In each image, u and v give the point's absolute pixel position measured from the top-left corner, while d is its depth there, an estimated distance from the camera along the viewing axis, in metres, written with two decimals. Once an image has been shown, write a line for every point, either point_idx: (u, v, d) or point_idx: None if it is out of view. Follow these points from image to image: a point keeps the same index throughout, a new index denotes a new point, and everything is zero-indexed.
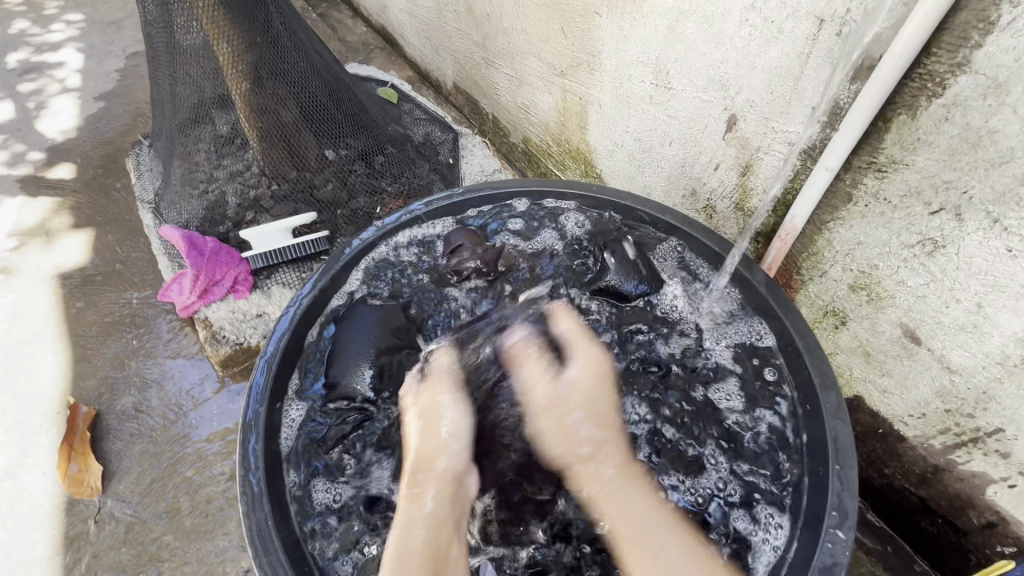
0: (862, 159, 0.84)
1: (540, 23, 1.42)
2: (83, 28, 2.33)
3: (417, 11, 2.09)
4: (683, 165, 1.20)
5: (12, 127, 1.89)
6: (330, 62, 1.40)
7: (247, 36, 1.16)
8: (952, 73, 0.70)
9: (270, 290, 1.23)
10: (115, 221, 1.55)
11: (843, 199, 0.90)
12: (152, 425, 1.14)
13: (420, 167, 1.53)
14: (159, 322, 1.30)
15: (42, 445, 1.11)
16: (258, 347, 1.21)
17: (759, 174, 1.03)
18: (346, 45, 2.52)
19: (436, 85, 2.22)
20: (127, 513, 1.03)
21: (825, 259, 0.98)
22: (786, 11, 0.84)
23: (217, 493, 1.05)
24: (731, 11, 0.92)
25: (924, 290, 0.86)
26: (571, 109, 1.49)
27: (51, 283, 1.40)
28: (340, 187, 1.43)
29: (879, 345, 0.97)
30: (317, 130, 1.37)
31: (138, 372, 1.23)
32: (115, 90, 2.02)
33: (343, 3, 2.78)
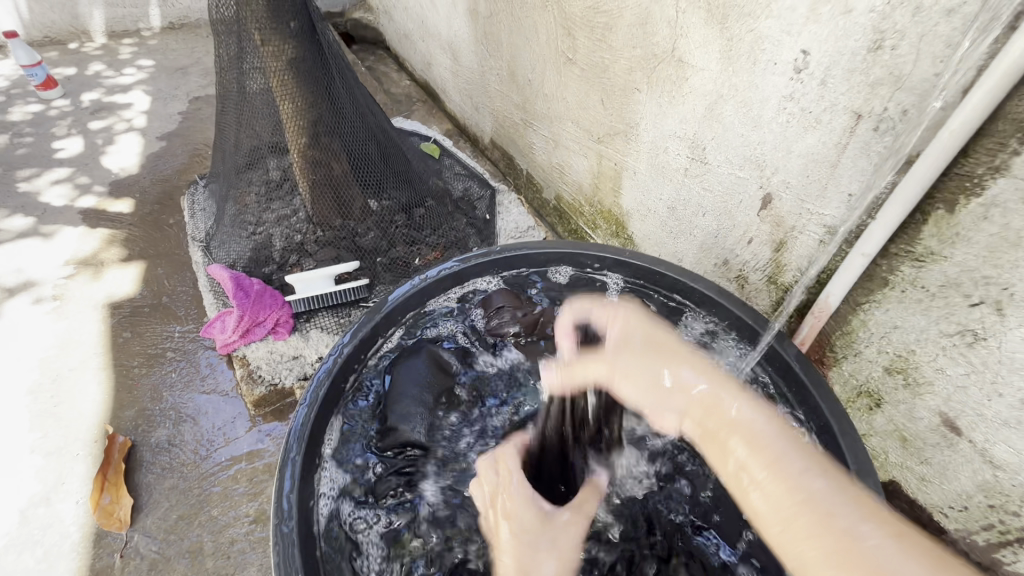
0: (899, 246, 0.86)
1: (580, 93, 1.50)
2: (152, 73, 2.53)
3: (461, 71, 2.22)
4: (717, 235, 1.23)
5: (80, 161, 2.03)
6: (382, 120, 1.49)
7: (310, 97, 1.26)
8: (991, 175, 0.72)
9: (308, 333, 1.27)
10: (165, 255, 1.63)
11: (880, 283, 0.91)
12: (183, 460, 1.16)
13: (457, 221, 1.59)
14: (199, 356, 1.35)
15: (77, 473, 1.14)
16: (292, 388, 1.24)
17: (793, 251, 1.05)
18: (390, 97, 2.67)
19: (473, 138, 2.33)
20: (152, 550, 1.03)
21: (861, 339, 0.98)
22: (824, 104, 0.88)
23: (241, 535, 1.05)
24: (770, 99, 0.97)
25: (964, 380, 0.85)
26: (605, 173, 1.54)
27: (101, 311, 1.47)
28: (381, 236, 1.49)
29: (917, 432, 0.95)
30: (364, 183, 1.45)
31: (174, 405, 1.26)
32: (176, 131, 2.17)
33: (390, 58, 2.97)
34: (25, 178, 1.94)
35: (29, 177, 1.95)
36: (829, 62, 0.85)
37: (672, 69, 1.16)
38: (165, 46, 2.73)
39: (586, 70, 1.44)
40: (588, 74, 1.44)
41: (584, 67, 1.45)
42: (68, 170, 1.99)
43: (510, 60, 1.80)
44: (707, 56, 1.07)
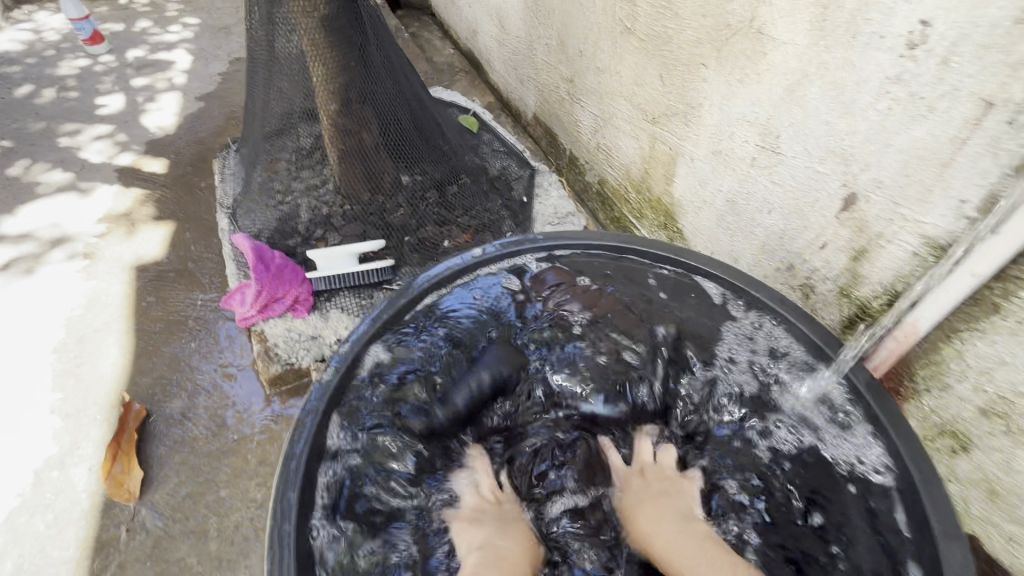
0: (1020, 269, 0.71)
1: (636, 67, 1.36)
2: (196, 32, 2.50)
3: (508, 40, 2.08)
4: (783, 236, 1.08)
5: (121, 118, 2.02)
6: (418, 89, 1.40)
7: (341, 58, 1.16)
8: None
9: (328, 313, 1.21)
10: (193, 219, 1.60)
11: (989, 309, 0.76)
12: (194, 435, 1.13)
13: (492, 201, 1.48)
14: (219, 327, 1.32)
15: (92, 439, 1.12)
16: (308, 369, 1.19)
17: (876, 263, 0.90)
18: (432, 66, 2.56)
19: (515, 113, 2.20)
20: (158, 526, 1.00)
21: (951, 371, 0.84)
22: (943, 88, 0.72)
23: (246, 520, 1.01)
24: (869, 81, 0.82)
25: None
26: (657, 158, 1.40)
27: (127, 273, 1.45)
28: (411, 213, 1.40)
29: (1013, 484, 0.81)
30: (395, 155, 1.36)
31: (191, 376, 1.23)
32: (214, 92, 2.13)
33: (435, 24, 2.84)
34: (68, 133, 1.95)
35: (71, 132, 1.95)
36: (958, 35, 0.69)
37: (749, 42, 1.01)
38: (209, 4, 2.69)
39: (645, 41, 1.29)
40: (647, 45, 1.29)
41: (643, 37, 1.30)
42: (107, 127, 1.98)
43: (561, 28, 1.66)
44: (794, 27, 0.91)
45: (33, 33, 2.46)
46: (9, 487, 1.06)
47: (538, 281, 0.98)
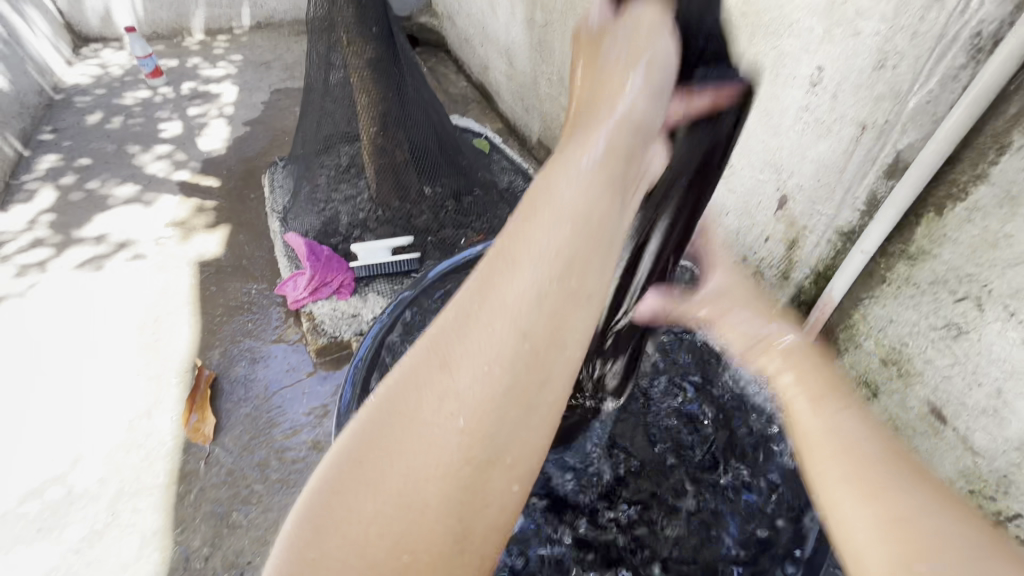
0: (896, 246, 0.95)
1: None
2: (242, 67, 2.84)
3: (515, 74, 2.39)
4: (737, 233, 1.33)
5: (180, 141, 2.33)
6: (442, 115, 1.68)
7: (382, 91, 1.45)
8: (975, 183, 0.81)
9: (366, 296, 1.47)
10: (246, 224, 1.88)
11: (878, 280, 1.00)
12: (255, 393, 1.38)
13: (501, 209, 1.75)
14: (271, 310, 1.57)
15: (172, 395, 1.37)
16: (348, 342, 1.43)
17: (804, 249, 1.15)
18: (449, 96, 2.88)
19: (521, 137, 2.49)
20: (228, 460, 1.24)
21: (861, 332, 1.07)
22: (835, 115, 0.98)
23: (300, 457, 1.25)
24: (789, 110, 1.08)
25: (949, 371, 0.93)
26: None
27: (193, 267, 1.72)
28: (433, 217, 1.67)
29: (908, 421, 1.03)
30: (421, 169, 1.63)
31: (249, 348, 1.48)
32: (259, 119, 2.44)
33: (450, 60, 3.18)
34: (135, 153, 2.26)
35: (138, 152, 2.26)
36: (841, 78, 0.95)
37: None
38: (252, 43, 3.05)
39: None
40: None
41: None
42: (169, 148, 2.29)
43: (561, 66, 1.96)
44: None
45: (101, 67, 2.82)
46: (107, 431, 1.31)
47: None
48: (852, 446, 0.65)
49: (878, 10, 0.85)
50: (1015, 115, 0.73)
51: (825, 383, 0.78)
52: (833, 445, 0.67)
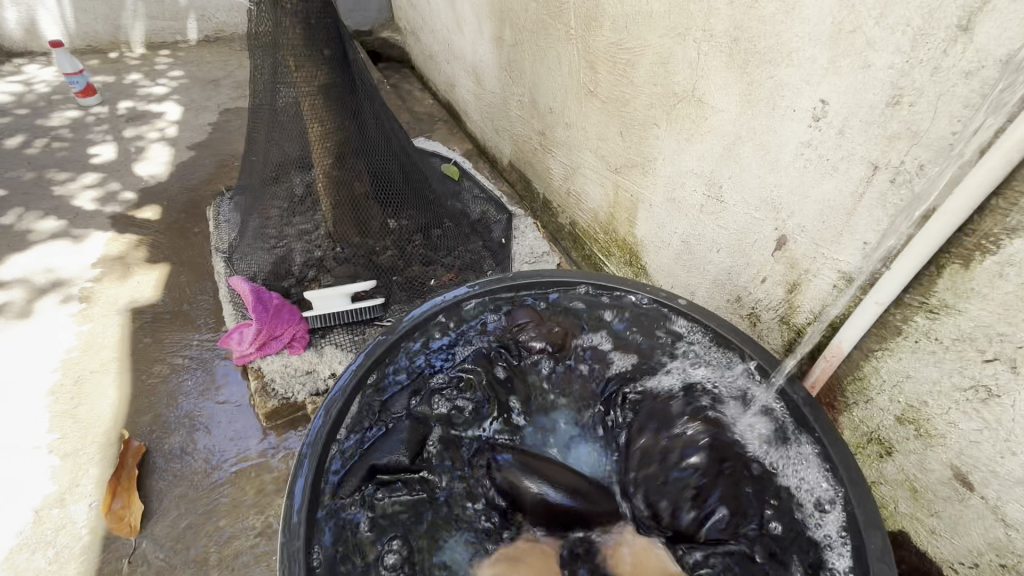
0: (914, 297, 0.86)
1: (600, 125, 1.54)
2: (187, 84, 2.62)
3: (484, 95, 2.27)
4: (730, 272, 1.23)
5: (113, 167, 2.10)
6: (404, 142, 1.54)
7: (337, 119, 1.30)
8: (1008, 235, 0.72)
9: (322, 350, 1.31)
10: (188, 263, 1.68)
11: (894, 332, 0.91)
12: (194, 469, 1.19)
13: (472, 243, 1.61)
14: (215, 365, 1.38)
15: (91, 476, 1.16)
16: (303, 403, 1.26)
17: (807, 293, 1.05)
18: (413, 116, 2.74)
19: (492, 160, 2.37)
20: (159, 557, 1.05)
21: (873, 386, 0.98)
22: (841, 153, 0.90)
23: (246, 548, 1.07)
24: (788, 144, 0.99)
25: (977, 436, 0.84)
26: (621, 204, 1.57)
27: (123, 315, 1.51)
28: (398, 254, 1.51)
29: (929, 484, 0.94)
30: (383, 203, 1.48)
31: (189, 413, 1.29)
32: (205, 142, 2.24)
33: (414, 77, 3.04)
34: (61, 182, 2.02)
35: (64, 181, 2.02)
36: (848, 113, 0.86)
37: (692, 108, 1.19)
38: (199, 58, 2.83)
39: (606, 104, 1.48)
40: (608, 107, 1.47)
41: (603, 100, 1.48)
42: (100, 175, 2.06)
43: (532, 88, 1.85)
44: (726, 98, 1.09)
45: (24, 85, 2.55)
46: (7, 526, 1.09)
47: (512, 318, 1.17)
48: None
49: (892, 41, 0.76)
50: None
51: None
52: None
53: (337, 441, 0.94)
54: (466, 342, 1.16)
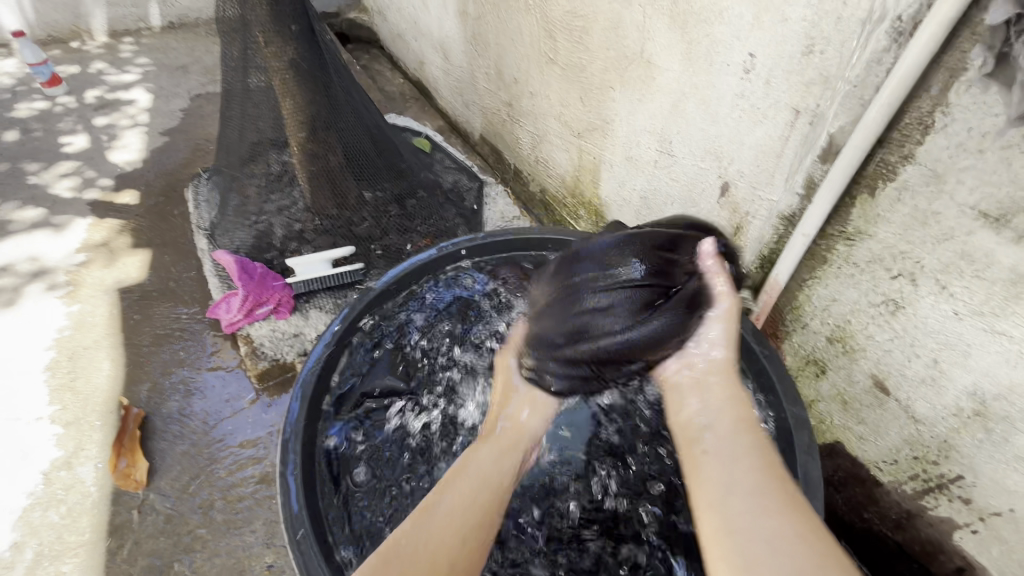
0: (835, 228, 0.97)
1: (561, 91, 1.61)
2: (154, 71, 2.62)
3: (452, 69, 2.32)
4: None
5: (87, 155, 2.12)
6: (375, 116, 1.59)
7: (308, 94, 1.36)
8: (902, 163, 0.83)
9: (308, 313, 1.39)
10: (171, 243, 1.73)
11: (820, 261, 1.02)
12: (193, 429, 1.27)
13: (446, 211, 1.69)
14: (205, 336, 1.45)
15: (96, 440, 1.24)
16: (293, 364, 1.35)
17: (749, 234, 1.16)
18: (384, 94, 2.77)
19: (463, 134, 2.43)
20: (166, 506, 1.14)
21: (807, 312, 1.09)
22: (769, 101, 0.99)
23: (248, 493, 1.16)
24: (725, 97, 1.08)
25: (889, 345, 0.96)
26: (585, 167, 1.66)
27: (111, 294, 1.57)
28: (375, 224, 1.59)
29: (855, 394, 1.06)
30: (358, 175, 1.54)
31: (184, 379, 1.36)
32: (178, 127, 2.26)
33: (384, 56, 3.06)
34: (35, 172, 2.03)
35: (38, 171, 2.04)
36: (772, 64, 0.96)
37: (642, 69, 1.27)
38: (164, 44, 2.81)
39: (565, 70, 1.55)
40: (567, 73, 1.55)
41: (563, 67, 1.56)
42: (74, 164, 2.08)
43: (497, 60, 1.91)
44: (671, 57, 1.18)
45: None
46: (19, 488, 1.17)
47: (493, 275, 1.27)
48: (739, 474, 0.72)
49: None
50: (937, 95, 0.75)
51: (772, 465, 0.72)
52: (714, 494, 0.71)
53: (330, 393, 1.07)
54: (444, 299, 1.28)
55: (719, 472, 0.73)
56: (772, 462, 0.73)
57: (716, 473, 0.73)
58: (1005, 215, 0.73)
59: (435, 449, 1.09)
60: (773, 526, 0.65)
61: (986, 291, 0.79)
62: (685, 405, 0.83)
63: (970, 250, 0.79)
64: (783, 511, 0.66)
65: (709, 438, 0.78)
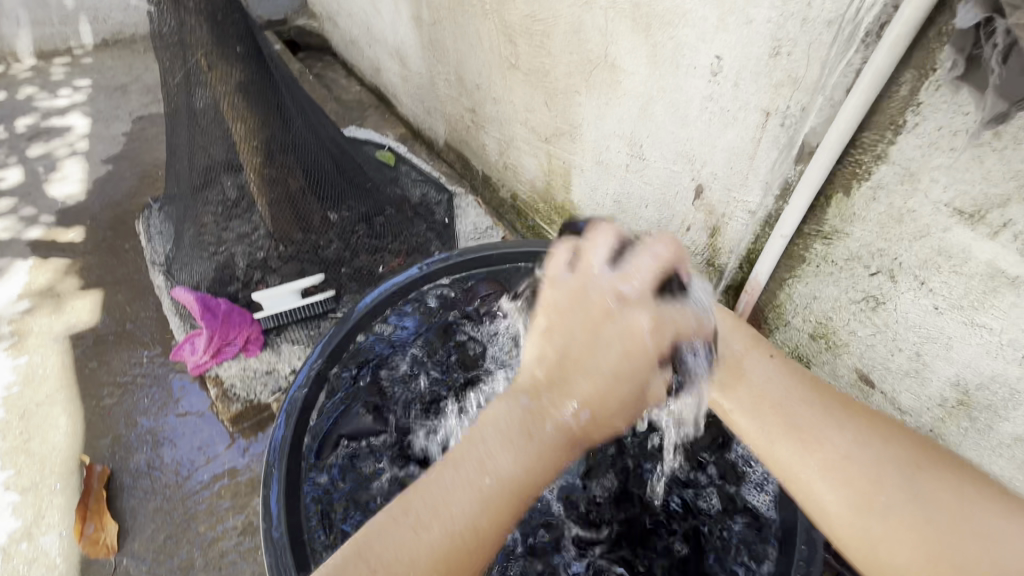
0: (811, 227, 0.97)
1: (525, 96, 1.58)
2: (90, 93, 2.46)
3: (410, 76, 2.26)
4: (660, 224, 1.32)
5: (23, 190, 1.97)
6: (333, 132, 1.52)
7: (260, 117, 1.28)
8: (875, 162, 0.83)
9: (280, 349, 1.32)
10: (124, 281, 1.62)
11: (799, 260, 1.02)
12: (165, 482, 1.19)
13: (417, 227, 1.63)
14: (171, 379, 1.37)
15: (57, 505, 1.15)
16: (268, 403, 1.28)
17: (726, 236, 1.15)
18: (341, 104, 2.68)
19: (427, 141, 2.37)
20: (144, 570, 1.07)
21: (788, 310, 1.09)
22: (739, 103, 0.98)
23: (231, 547, 1.11)
24: (693, 99, 1.07)
25: (871, 339, 0.96)
26: (556, 172, 1.63)
27: (62, 342, 1.46)
28: (344, 247, 1.52)
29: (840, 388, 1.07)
30: (321, 196, 1.47)
31: (150, 429, 1.28)
32: (122, 153, 2.12)
33: (338, 63, 2.96)
34: None
35: None
36: (739, 66, 0.94)
37: (606, 73, 1.25)
38: (99, 64, 2.64)
39: (528, 75, 1.52)
40: (530, 78, 1.51)
41: (526, 72, 1.52)
42: (9, 201, 1.93)
43: (457, 65, 1.86)
44: (636, 61, 1.15)
45: None
46: None
47: (473, 292, 1.24)
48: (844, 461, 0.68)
49: None
50: (907, 95, 0.75)
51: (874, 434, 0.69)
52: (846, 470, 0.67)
53: (310, 428, 1.01)
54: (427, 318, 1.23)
55: (853, 450, 0.68)
56: (846, 399, 0.74)
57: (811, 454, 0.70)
58: (979, 212, 0.74)
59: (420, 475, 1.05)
60: (879, 448, 0.68)
61: (963, 285, 0.80)
62: (745, 422, 0.77)
63: (946, 246, 0.79)
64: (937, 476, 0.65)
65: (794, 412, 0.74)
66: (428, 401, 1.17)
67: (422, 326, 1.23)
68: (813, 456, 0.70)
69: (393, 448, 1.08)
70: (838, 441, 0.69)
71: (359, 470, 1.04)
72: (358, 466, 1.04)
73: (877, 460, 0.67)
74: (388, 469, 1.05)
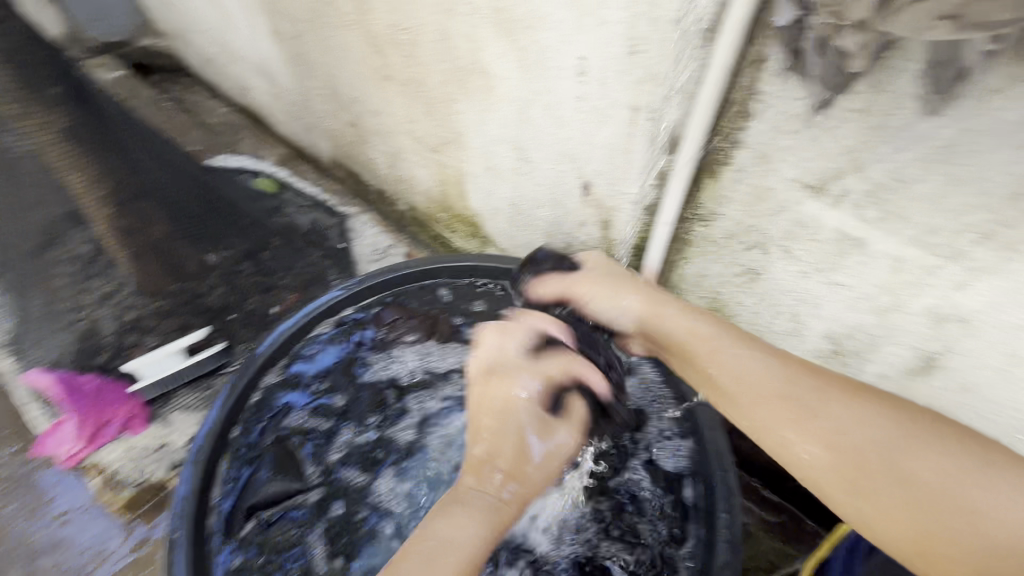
0: (689, 212, 1.02)
1: (405, 107, 1.53)
2: None
3: (281, 93, 2.11)
4: (555, 221, 1.34)
5: None
6: (193, 167, 1.39)
7: (101, 161, 1.13)
8: (733, 148, 0.89)
9: (170, 419, 1.30)
10: None
11: (684, 243, 1.08)
12: None
13: (311, 255, 1.51)
14: (39, 479, 1.25)
15: None
16: (164, 479, 1.25)
17: (617, 227, 1.19)
18: (209, 130, 2.45)
19: (312, 161, 2.24)
20: None
21: (683, 289, 1.16)
22: (609, 101, 1.01)
23: None
24: (566, 100, 1.08)
25: (756, 307, 1.04)
26: (448, 180, 1.61)
27: None
28: (229, 289, 1.39)
29: None
30: (194, 239, 1.32)
31: (24, 540, 1.17)
32: None
33: (199, 84, 2.69)
34: None
35: None
36: (602, 66, 0.97)
37: (480, 79, 1.23)
38: None
39: (404, 86, 1.47)
40: (407, 88, 1.46)
41: (401, 82, 1.47)
42: None
43: (329, 80, 1.76)
44: (506, 66, 1.15)
45: None
46: None
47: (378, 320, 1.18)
48: (837, 435, 0.67)
49: None
50: (750, 84, 0.80)
51: (881, 413, 0.67)
52: (886, 471, 0.64)
53: (214, 504, 0.93)
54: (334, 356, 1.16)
55: (887, 448, 0.65)
56: (865, 398, 0.69)
57: (878, 492, 0.64)
58: (822, 184, 0.81)
59: (342, 521, 1.02)
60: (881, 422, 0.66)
61: (820, 250, 0.88)
62: (791, 442, 0.69)
63: (802, 217, 0.87)
64: (922, 441, 0.64)
65: (793, 398, 0.71)
66: (346, 440, 1.11)
67: (329, 363, 1.15)
68: (841, 438, 0.67)
69: (312, 501, 1.02)
70: (849, 428, 0.67)
71: (276, 531, 0.98)
72: (274, 528, 0.98)
73: (877, 438, 0.65)
74: (309, 521, 1.00)
